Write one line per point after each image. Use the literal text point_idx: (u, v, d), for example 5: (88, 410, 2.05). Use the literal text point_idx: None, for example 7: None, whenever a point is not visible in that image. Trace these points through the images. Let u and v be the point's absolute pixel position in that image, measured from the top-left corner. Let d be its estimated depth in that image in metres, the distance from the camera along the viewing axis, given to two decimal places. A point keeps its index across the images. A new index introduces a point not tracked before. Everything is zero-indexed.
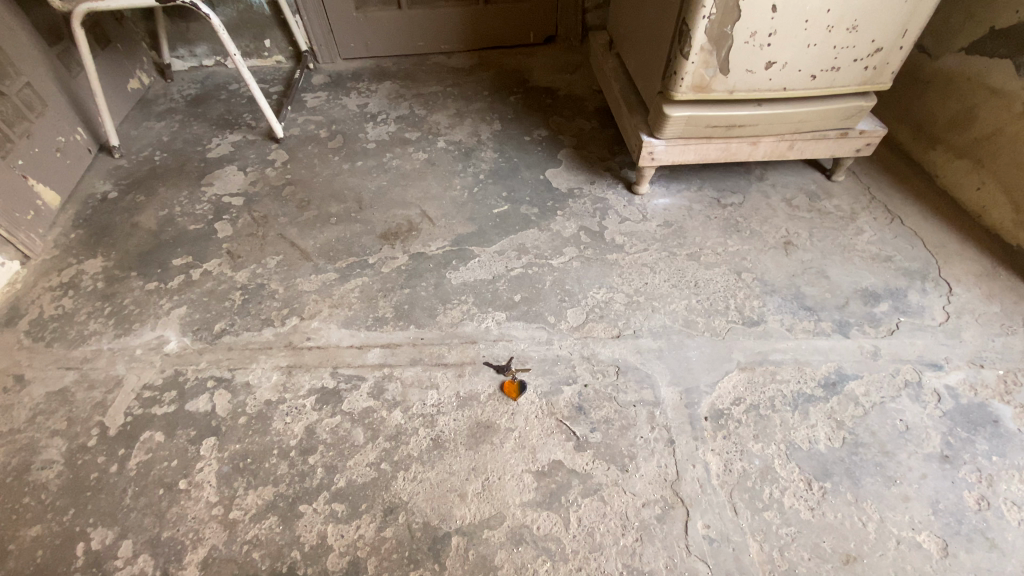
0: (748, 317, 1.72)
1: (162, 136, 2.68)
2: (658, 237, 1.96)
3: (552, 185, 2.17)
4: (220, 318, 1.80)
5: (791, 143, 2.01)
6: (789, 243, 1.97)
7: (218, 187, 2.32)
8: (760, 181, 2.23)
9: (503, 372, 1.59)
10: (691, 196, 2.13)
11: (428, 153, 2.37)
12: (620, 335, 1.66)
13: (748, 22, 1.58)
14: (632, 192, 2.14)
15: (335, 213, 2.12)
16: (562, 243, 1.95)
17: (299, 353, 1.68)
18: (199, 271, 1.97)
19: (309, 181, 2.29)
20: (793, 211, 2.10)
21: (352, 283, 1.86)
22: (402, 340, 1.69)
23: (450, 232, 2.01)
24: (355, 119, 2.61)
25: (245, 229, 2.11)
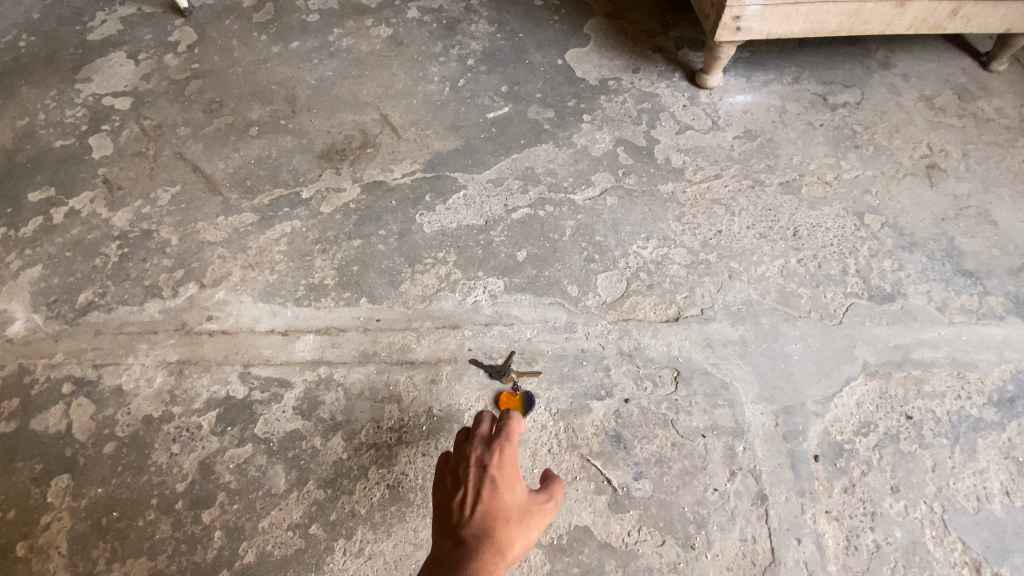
0: (877, 288, 1.12)
1: (31, 11, 1.90)
2: (736, 158, 1.30)
3: (574, 76, 1.46)
4: (86, 285, 1.23)
5: (956, 5, 1.27)
6: (931, 168, 1.31)
7: (99, 84, 1.64)
8: (884, 70, 1.50)
9: (492, 375, 1.04)
10: (782, 92, 1.43)
11: (394, 27, 1.63)
12: (679, 319, 1.08)
13: None
14: (695, 86, 1.44)
15: (257, 120, 1.46)
16: (590, 166, 1.30)
17: (195, 340, 1.12)
18: (63, 211, 1.36)
19: (223, 72, 1.59)
20: (935, 118, 1.41)
21: (277, 231, 1.25)
22: (348, 322, 1.13)
23: (423, 149, 1.35)
24: None
25: (130, 146, 1.47)
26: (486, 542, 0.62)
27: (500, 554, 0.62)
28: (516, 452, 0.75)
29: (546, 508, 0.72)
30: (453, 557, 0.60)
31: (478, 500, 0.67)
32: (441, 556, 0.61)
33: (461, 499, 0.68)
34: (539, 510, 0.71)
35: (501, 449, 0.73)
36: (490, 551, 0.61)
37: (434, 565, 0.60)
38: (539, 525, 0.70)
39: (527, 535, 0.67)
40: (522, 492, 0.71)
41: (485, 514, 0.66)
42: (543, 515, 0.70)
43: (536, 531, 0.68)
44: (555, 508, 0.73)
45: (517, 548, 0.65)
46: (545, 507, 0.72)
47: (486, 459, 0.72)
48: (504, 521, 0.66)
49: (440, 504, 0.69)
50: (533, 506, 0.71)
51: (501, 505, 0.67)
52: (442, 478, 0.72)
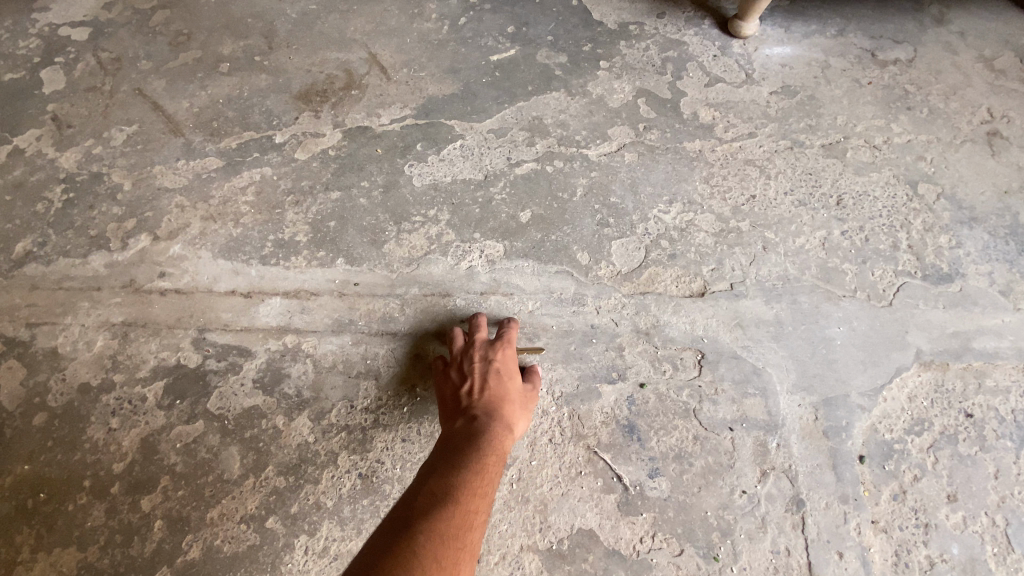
0: (932, 267, 0.97)
1: None
2: (773, 115, 1.14)
3: (590, 18, 1.29)
4: (23, 233, 1.07)
5: None
6: (993, 135, 1.15)
7: (54, 13, 1.45)
8: (939, 26, 1.33)
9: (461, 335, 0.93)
10: (825, 45, 1.26)
11: None
12: (705, 293, 0.93)
13: None
14: (727, 35, 1.27)
15: (229, 56, 1.28)
16: (605, 119, 1.14)
17: (144, 300, 0.97)
18: (4, 149, 1.20)
19: (194, 2, 1.41)
20: (995, 82, 1.24)
21: (244, 179, 1.09)
22: (323, 285, 0.98)
23: (416, 93, 1.19)
24: None
25: (84, 80, 1.29)
26: (495, 418, 0.72)
27: (507, 429, 0.72)
28: (514, 351, 0.84)
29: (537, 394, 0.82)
30: (466, 429, 0.69)
31: (482, 390, 0.76)
32: (455, 433, 0.70)
33: (467, 391, 0.77)
34: (531, 396, 0.80)
35: (502, 348, 0.82)
36: (498, 425, 0.71)
37: (450, 438, 0.69)
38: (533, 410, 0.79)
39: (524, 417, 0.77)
40: (521, 385, 0.80)
41: (490, 402, 0.75)
42: (532, 398, 0.81)
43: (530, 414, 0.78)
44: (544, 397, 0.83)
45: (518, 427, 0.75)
46: (532, 393, 0.81)
47: (486, 357, 0.81)
48: (506, 406, 0.75)
49: (450, 395, 0.78)
50: (526, 393, 0.80)
51: (503, 394, 0.77)
52: (449, 375, 0.81)
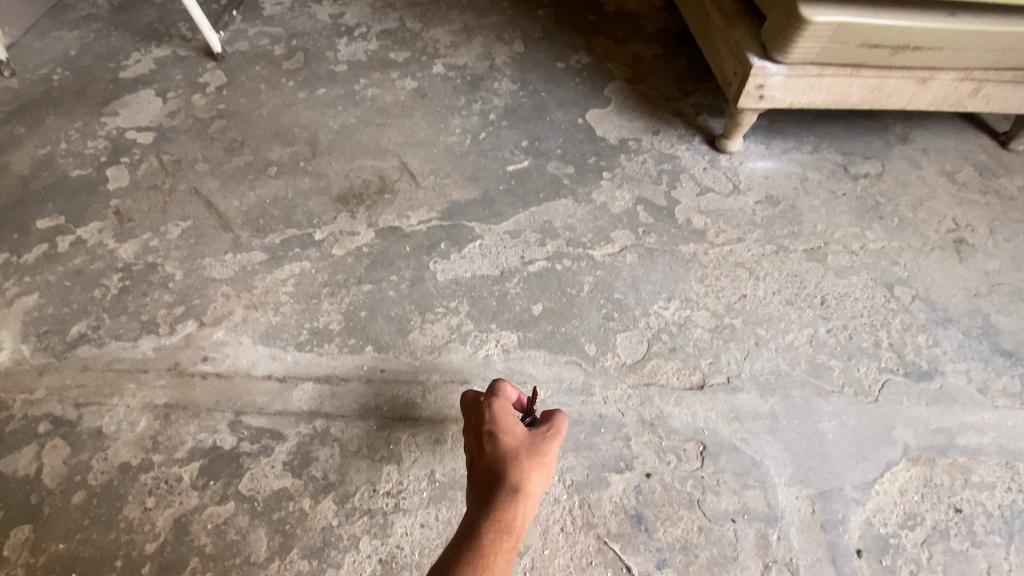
0: (913, 364, 1.06)
1: (68, 49, 1.99)
2: (759, 222, 1.28)
3: (593, 135, 1.49)
4: (80, 318, 1.17)
5: (976, 86, 1.31)
6: (959, 242, 1.28)
7: (124, 119, 1.66)
8: (904, 144, 1.50)
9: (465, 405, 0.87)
10: (803, 159, 1.43)
11: (419, 80, 1.69)
12: (705, 386, 1.02)
13: None
14: (714, 150, 1.45)
15: (277, 160, 1.47)
16: (609, 222, 1.28)
17: (187, 383, 1.06)
18: (69, 239, 1.33)
19: (248, 113, 1.62)
20: (958, 194, 1.39)
21: (285, 272, 1.22)
22: (350, 372, 1.06)
23: (442, 197, 1.35)
24: (325, 33, 1.91)
25: (146, 179, 1.46)
26: (491, 491, 0.62)
27: (514, 493, 0.62)
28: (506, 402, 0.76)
29: (552, 442, 0.72)
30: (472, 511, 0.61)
31: (482, 458, 0.68)
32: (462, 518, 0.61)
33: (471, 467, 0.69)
34: (541, 445, 0.70)
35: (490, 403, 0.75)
36: (503, 492, 0.62)
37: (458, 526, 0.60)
38: (550, 458, 0.70)
39: (539, 472, 0.66)
40: (522, 436, 0.71)
41: (492, 468, 0.66)
42: (545, 442, 0.72)
43: (548, 465, 0.68)
44: (560, 435, 0.74)
45: (534, 486, 0.64)
46: (545, 436, 0.73)
47: (479, 422, 0.74)
48: (507, 466, 0.65)
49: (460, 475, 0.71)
50: (533, 440, 0.71)
51: (505, 452, 0.68)
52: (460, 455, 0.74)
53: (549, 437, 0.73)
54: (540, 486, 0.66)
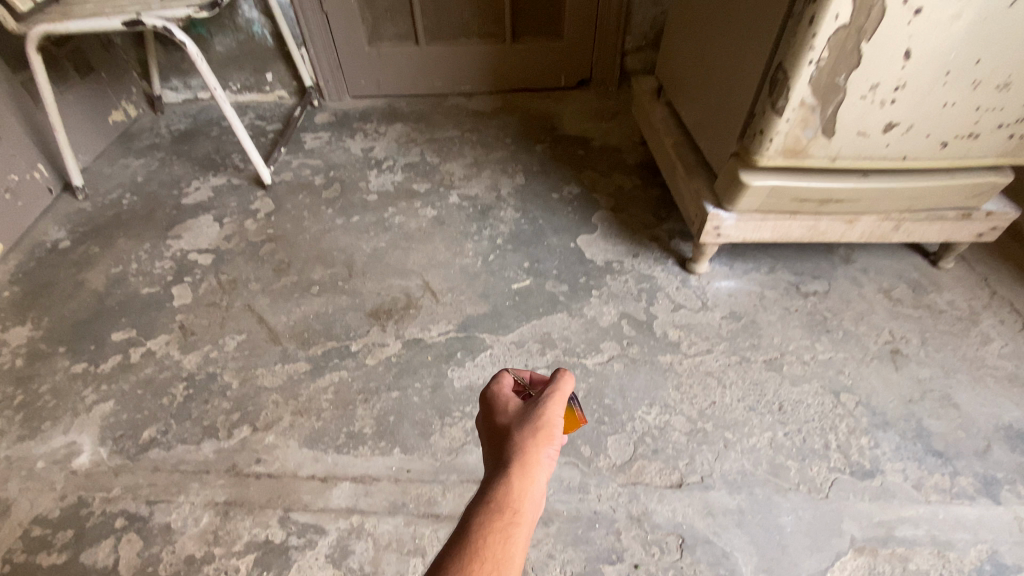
0: (857, 463, 1.25)
1: (136, 175, 2.32)
2: (724, 335, 1.53)
3: (584, 256, 1.78)
4: (150, 422, 1.38)
5: (897, 222, 1.54)
6: (895, 352, 1.51)
7: (187, 241, 1.95)
8: (846, 264, 1.77)
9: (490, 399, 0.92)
10: (761, 278, 1.71)
11: (438, 209, 2.02)
12: (682, 485, 1.21)
13: (870, 71, 1.16)
14: (686, 271, 1.73)
15: (319, 280, 1.76)
16: (599, 335, 1.53)
17: (243, 482, 1.25)
18: (140, 351, 1.57)
19: (294, 237, 1.93)
20: (894, 307, 1.64)
21: (326, 380, 1.45)
22: (381, 472, 1.26)
23: (457, 312, 1.61)
24: (358, 165, 2.28)
25: (207, 296, 1.73)
26: (492, 471, 0.67)
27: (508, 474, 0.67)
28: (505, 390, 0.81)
29: (552, 403, 0.76)
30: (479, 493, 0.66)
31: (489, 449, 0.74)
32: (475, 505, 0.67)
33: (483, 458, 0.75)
34: (536, 414, 0.75)
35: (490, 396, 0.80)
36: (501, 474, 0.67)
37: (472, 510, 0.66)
38: (548, 424, 0.74)
39: (538, 442, 0.71)
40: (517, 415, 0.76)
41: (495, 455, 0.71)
42: (541, 411, 0.75)
43: (546, 430, 0.72)
44: (557, 400, 0.77)
45: (533, 456, 0.69)
46: (542, 406, 0.76)
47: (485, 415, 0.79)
48: (508, 446, 0.71)
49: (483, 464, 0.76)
50: (530, 413, 0.75)
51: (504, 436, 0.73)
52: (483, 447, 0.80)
53: (544, 400, 0.77)
54: (540, 457, 0.70)
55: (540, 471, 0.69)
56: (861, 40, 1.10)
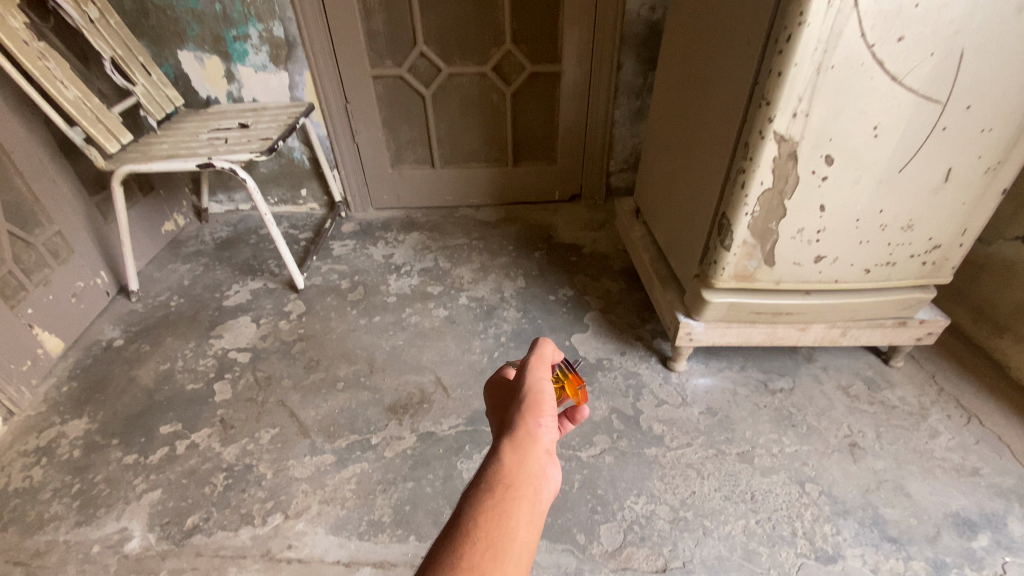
0: (821, 549, 1.42)
1: (183, 279, 2.64)
2: (702, 429, 1.74)
3: (578, 354, 2.03)
4: (193, 510, 1.56)
5: (843, 330, 1.79)
6: (854, 445, 1.70)
7: (228, 340, 2.22)
8: (808, 362, 2.01)
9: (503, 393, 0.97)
10: (733, 376, 1.95)
11: (449, 310, 2.31)
12: (666, 569, 1.37)
13: (795, 219, 1.47)
14: (667, 369, 1.97)
15: (344, 377, 2.00)
16: (592, 428, 1.74)
17: (276, 567, 1.41)
18: (185, 443, 1.77)
19: (322, 336, 2.20)
20: (852, 403, 1.85)
21: (349, 471, 1.64)
22: (398, 557, 1.42)
23: (466, 407, 1.83)
24: (379, 270, 2.60)
25: (244, 392, 1.96)
26: (485, 451, 0.72)
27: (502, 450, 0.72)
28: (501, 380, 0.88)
29: (532, 378, 0.82)
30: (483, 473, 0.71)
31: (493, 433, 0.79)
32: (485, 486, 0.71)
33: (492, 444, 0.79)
34: (525, 390, 0.80)
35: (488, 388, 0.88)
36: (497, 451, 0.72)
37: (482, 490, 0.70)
38: (536, 397, 0.79)
39: (529, 415, 0.76)
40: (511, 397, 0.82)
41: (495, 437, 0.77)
42: (529, 386, 0.81)
43: (534, 402, 0.78)
44: (541, 371, 0.83)
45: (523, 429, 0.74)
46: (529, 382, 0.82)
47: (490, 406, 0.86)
48: (502, 431, 0.76)
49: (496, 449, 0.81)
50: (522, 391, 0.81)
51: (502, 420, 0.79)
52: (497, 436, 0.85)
53: (528, 376, 0.83)
54: (533, 427, 0.75)
55: (533, 440, 0.73)
56: (783, 199, 1.43)
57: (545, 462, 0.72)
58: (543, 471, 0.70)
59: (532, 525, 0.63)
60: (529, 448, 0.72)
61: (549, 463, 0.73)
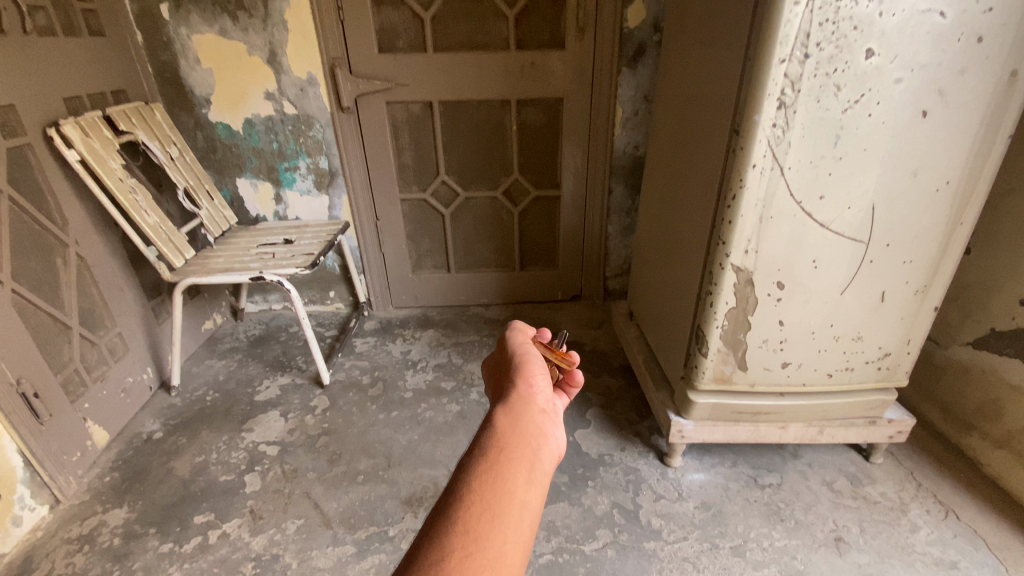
0: None
1: (219, 374, 2.90)
2: (697, 523, 1.88)
3: (581, 449, 2.21)
4: None
5: (820, 428, 1.97)
6: (840, 539, 1.82)
7: (258, 433, 2.42)
8: (795, 458, 2.17)
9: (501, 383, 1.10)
10: (725, 471, 2.10)
11: (461, 404, 2.52)
12: None
13: (760, 331, 1.74)
14: (664, 464, 2.13)
15: (364, 469, 2.17)
16: (594, 521, 1.88)
17: None
18: (217, 533, 1.93)
19: (344, 430, 2.40)
20: (837, 498, 1.98)
21: (368, 561, 1.79)
22: None
23: None
24: (397, 366, 2.85)
25: (272, 483, 2.13)
26: (482, 426, 0.82)
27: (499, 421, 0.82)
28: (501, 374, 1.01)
29: (528, 374, 0.96)
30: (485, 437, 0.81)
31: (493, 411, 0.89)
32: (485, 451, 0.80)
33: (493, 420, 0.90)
34: (521, 384, 0.94)
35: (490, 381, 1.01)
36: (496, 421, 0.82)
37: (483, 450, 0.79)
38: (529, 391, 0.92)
39: (523, 400, 0.88)
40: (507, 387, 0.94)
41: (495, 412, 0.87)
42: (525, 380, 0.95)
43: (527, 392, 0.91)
44: (532, 370, 0.97)
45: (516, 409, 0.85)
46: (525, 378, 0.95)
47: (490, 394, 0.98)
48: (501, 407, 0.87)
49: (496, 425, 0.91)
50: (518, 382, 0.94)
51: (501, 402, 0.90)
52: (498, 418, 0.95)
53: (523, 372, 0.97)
54: (525, 407, 0.86)
55: (525, 413, 0.84)
56: (746, 315, 1.71)
57: (540, 429, 0.81)
58: (540, 438, 0.79)
59: (533, 480, 0.71)
60: (521, 420, 0.81)
61: (546, 434, 0.82)
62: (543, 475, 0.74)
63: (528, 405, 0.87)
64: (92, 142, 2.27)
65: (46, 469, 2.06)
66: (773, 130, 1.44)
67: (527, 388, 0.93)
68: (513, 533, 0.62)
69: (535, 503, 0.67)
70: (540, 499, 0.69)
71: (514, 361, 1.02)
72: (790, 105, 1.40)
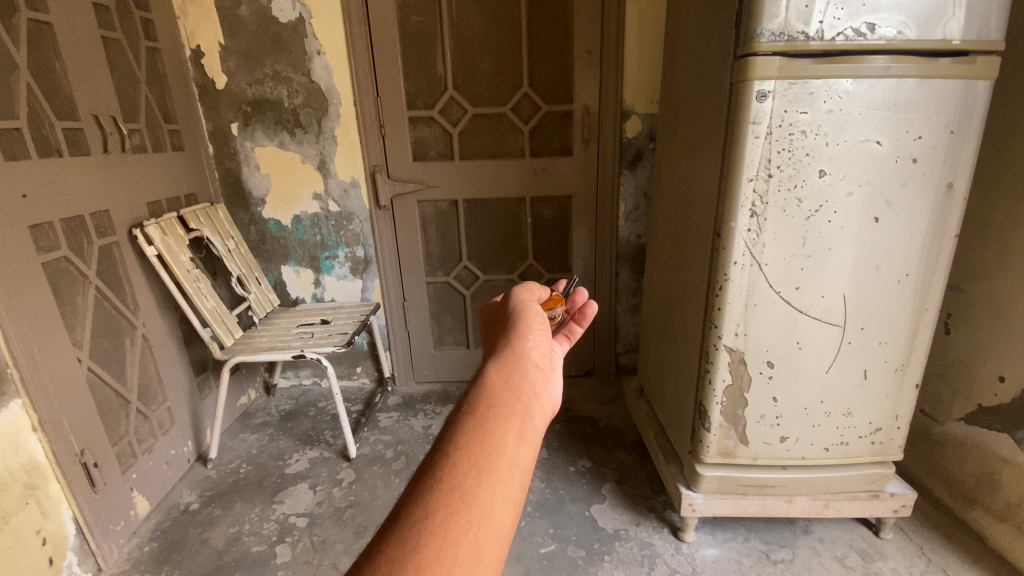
0: None
1: (252, 448, 3.07)
2: None
3: (597, 523, 2.30)
4: None
5: (825, 501, 2.06)
6: None
7: (289, 505, 2.55)
8: (805, 534, 2.23)
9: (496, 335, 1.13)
10: (738, 546, 2.17)
11: None
12: None
13: (756, 407, 1.91)
14: (678, 538, 2.21)
15: None
16: None
17: None
18: None
19: (369, 503, 2.53)
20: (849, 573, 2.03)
21: None
22: None
23: None
24: (419, 440, 3.00)
25: (302, 554, 2.25)
26: (475, 381, 0.84)
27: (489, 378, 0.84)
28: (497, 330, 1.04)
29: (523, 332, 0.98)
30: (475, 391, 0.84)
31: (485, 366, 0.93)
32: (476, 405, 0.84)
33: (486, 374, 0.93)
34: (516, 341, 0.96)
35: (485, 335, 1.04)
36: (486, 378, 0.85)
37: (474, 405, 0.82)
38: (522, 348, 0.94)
39: (515, 359, 0.91)
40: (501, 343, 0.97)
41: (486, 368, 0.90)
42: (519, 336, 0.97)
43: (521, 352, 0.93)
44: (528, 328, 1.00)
45: (508, 365, 0.88)
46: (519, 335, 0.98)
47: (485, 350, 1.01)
48: (493, 364, 0.90)
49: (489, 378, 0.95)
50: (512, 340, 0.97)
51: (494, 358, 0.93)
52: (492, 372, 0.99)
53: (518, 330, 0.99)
54: (517, 363, 0.89)
55: (519, 370, 0.86)
56: (742, 391, 1.90)
57: (535, 385, 0.86)
58: (530, 396, 0.82)
59: (522, 437, 0.74)
60: (514, 375, 0.85)
61: (537, 392, 0.85)
62: (532, 430, 0.77)
63: (522, 362, 0.90)
64: (169, 239, 2.64)
65: (94, 536, 2.21)
66: (748, 233, 1.72)
67: (523, 342, 0.97)
68: (502, 485, 0.66)
69: (525, 458, 0.71)
70: (527, 455, 0.72)
71: (514, 318, 1.05)
72: (760, 214, 1.69)
